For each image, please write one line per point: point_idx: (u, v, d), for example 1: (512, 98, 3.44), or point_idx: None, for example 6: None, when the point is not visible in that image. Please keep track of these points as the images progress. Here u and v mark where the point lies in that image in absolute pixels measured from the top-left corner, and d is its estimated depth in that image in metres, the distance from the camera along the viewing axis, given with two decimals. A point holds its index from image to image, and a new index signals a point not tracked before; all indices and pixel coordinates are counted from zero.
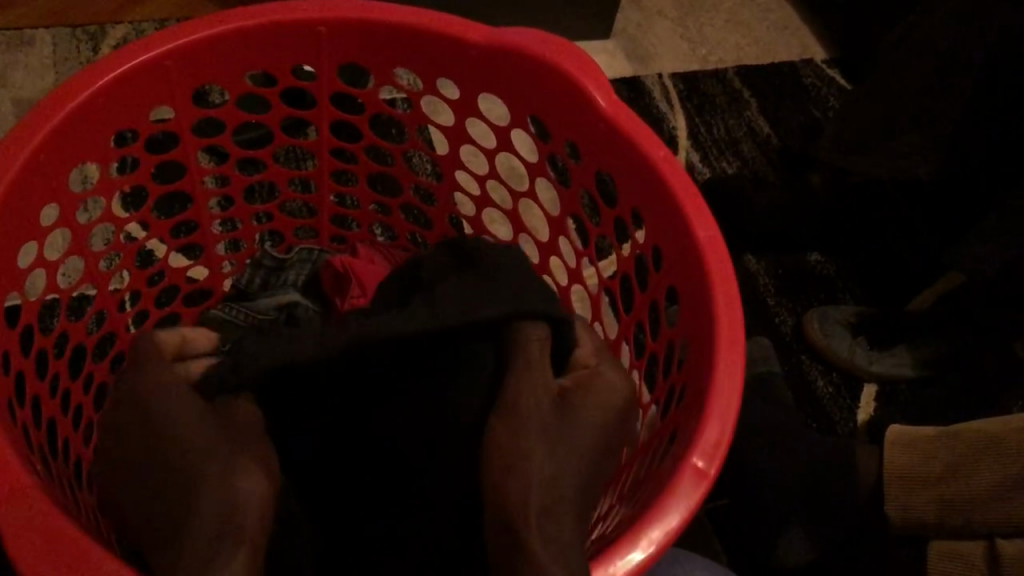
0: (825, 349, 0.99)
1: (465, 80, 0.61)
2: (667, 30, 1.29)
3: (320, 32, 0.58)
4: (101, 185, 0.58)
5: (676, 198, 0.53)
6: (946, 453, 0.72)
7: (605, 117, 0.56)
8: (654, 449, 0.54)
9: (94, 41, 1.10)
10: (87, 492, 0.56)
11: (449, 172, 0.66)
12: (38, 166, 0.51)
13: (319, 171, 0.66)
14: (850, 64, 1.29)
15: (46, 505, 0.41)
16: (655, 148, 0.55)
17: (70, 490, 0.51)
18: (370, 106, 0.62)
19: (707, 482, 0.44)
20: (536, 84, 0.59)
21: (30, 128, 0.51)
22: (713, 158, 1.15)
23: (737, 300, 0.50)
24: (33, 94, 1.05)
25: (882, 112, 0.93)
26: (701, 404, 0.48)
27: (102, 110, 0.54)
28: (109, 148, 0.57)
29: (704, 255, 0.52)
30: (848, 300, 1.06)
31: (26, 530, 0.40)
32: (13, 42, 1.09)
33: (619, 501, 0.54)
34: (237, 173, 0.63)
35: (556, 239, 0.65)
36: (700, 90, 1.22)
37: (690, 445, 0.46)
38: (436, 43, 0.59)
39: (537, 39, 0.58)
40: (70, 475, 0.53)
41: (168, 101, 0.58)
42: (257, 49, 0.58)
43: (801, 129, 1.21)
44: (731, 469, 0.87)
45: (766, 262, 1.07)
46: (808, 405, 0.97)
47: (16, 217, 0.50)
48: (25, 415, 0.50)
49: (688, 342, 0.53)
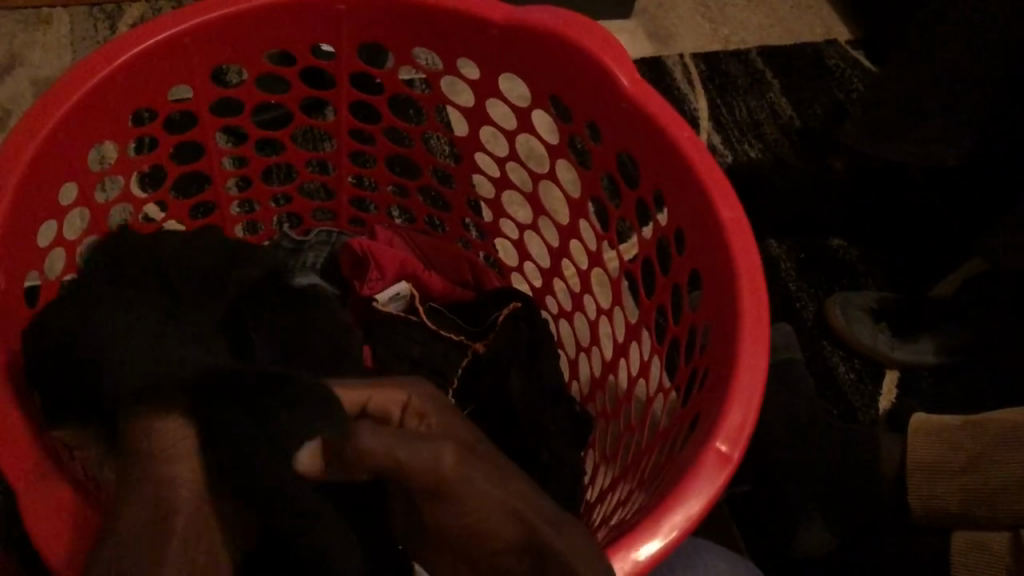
0: (848, 336, 0.98)
1: (486, 60, 0.60)
2: (689, 10, 1.27)
3: (339, 11, 0.57)
4: (119, 164, 0.57)
5: (700, 180, 0.52)
6: (971, 442, 0.70)
7: (627, 96, 0.55)
8: (674, 434, 0.54)
9: (111, 21, 1.10)
10: None
11: (468, 153, 0.65)
12: (55, 145, 0.51)
13: (337, 152, 0.65)
14: (875, 45, 1.27)
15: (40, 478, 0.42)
16: (678, 129, 0.54)
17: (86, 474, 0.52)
18: (389, 86, 0.61)
19: (731, 467, 0.44)
20: (557, 63, 0.58)
21: (48, 106, 0.50)
22: (735, 140, 1.14)
23: (761, 283, 0.49)
24: (51, 73, 1.04)
25: (908, 94, 0.91)
26: (724, 388, 0.47)
27: (120, 87, 0.54)
28: (126, 129, 0.56)
29: (728, 237, 0.51)
30: (869, 285, 1.05)
31: (32, 504, 0.42)
32: (32, 20, 1.08)
33: (639, 486, 0.54)
34: (256, 155, 0.63)
35: (577, 220, 0.63)
36: (722, 71, 1.20)
37: (712, 429, 0.45)
38: (457, 22, 0.58)
39: (558, 17, 0.56)
40: None
41: (186, 78, 0.57)
42: (276, 28, 0.57)
43: (824, 111, 1.19)
44: (750, 457, 0.87)
45: (789, 247, 1.06)
46: (829, 391, 0.96)
47: (33, 196, 0.50)
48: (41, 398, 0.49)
49: (710, 327, 0.52)
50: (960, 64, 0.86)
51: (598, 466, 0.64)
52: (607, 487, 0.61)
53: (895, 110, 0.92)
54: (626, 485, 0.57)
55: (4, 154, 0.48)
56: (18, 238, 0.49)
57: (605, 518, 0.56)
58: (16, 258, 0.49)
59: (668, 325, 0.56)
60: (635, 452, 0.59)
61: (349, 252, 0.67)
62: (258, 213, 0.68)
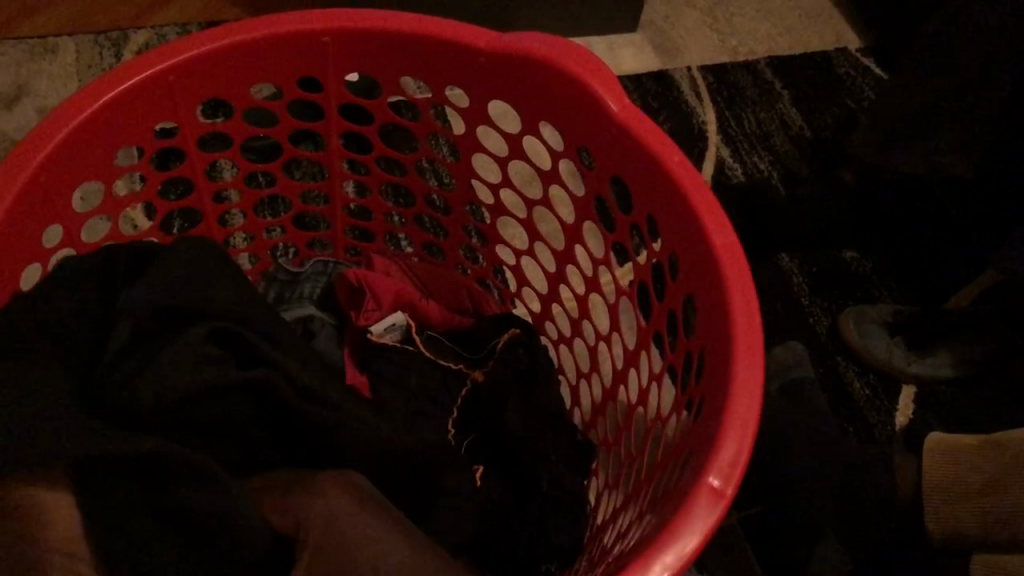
0: (861, 351, 0.96)
1: (476, 88, 0.59)
2: (696, 22, 1.26)
3: (325, 42, 0.57)
4: (107, 205, 0.56)
5: (691, 204, 0.51)
6: (993, 459, 0.68)
7: (616, 121, 0.54)
8: (672, 464, 0.52)
9: (116, 48, 1.11)
10: None
11: (461, 181, 0.64)
12: (39, 187, 0.50)
13: (329, 183, 0.64)
14: (886, 52, 1.25)
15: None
16: (669, 153, 0.52)
17: None
18: (379, 116, 0.60)
19: (725, 501, 0.42)
20: (546, 89, 0.57)
21: (29, 149, 0.49)
22: (744, 152, 1.12)
23: (755, 309, 0.48)
24: (57, 102, 1.05)
25: (916, 104, 0.89)
26: (718, 420, 0.45)
27: (106, 126, 0.53)
28: (114, 164, 0.55)
29: (722, 261, 0.49)
30: (884, 296, 1.03)
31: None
32: (38, 50, 1.09)
33: (640, 518, 0.52)
34: (246, 189, 0.62)
35: (571, 246, 0.62)
36: (731, 82, 1.19)
37: (705, 462, 0.43)
38: (445, 50, 0.57)
39: (545, 43, 0.55)
40: None
41: (173, 112, 0.56)
42: (262, 61, 0.56)
43: (834, 120, 1.17)
44: (763, 479, 0.85)
45: (800, 261, 1.04)
46: (844, 409, 0.94)
47: (14, 243, 0.49)
48: None
49: (705, 353, 0.51)
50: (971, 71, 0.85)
51: (601, 494, 0.62)
52: (609, 517, 0.60)
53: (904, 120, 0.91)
54: (627, 516, 0.56)
55: None
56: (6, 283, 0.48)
57: (605, 552, 0.55)
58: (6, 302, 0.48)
59: (664, 352, 0.54)
60: (636, 481, 0.58)
61: (344, 283, 0.66)
62: (252, 247, 0.67)
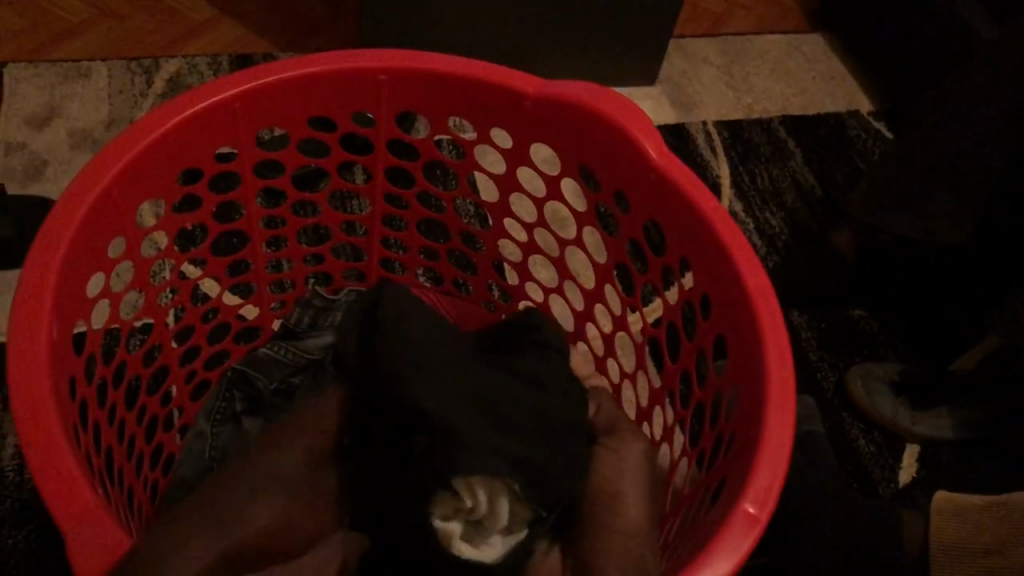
0: (868, 409, 0.98)
1: (519, 130, 0.61)
2: (713, 79, 1.29)
3: (380, 80, 0.59)
4: (165, 223, 0.58)
5: (728, 250, 0.53)
6: (998, 524, 0.69)
7: (655, 167, 0.56)
8: (699, 500, 0.53)
9: (148, 74, 1.13)
10: (133, 517, 0.55)
11: (498, 219, 0.67)
12: (109, 201, 0.52)
13: (372, 215, 0.66)
14: (897, 116, 1.28)
15: (70, 456, 0.43)
16: (705, 199, 0.54)
17: (124, 517, 0.51)
18: (424, 153, 0.62)
19: (759, 528, 0.43)
20: (588, 136, 0.59)
21: (103, 164, 0.51)
22: (757, 208, 1.15)
23: (788, 349, 0.49)
24: (88, 125, 1.06)
25: (917, 168, 0.93)
26: (750, 455, 0.47)
27: (166, 150, 0.55)
28: (172, 186, 0.57)
29: (754, 304, 0.51)
30: (890, 356, 1.05)
31: (48, 472, 0.42)
32: (71, 73, 1.11)
33: (664, 552, 0.53)
34: (294, 217, 0.63)
35: (602, 286, 0.64)
36: (745, 139, 1.21)
37: (739, 491, 0.44)
38: (493, 93, 0.59)
39: (589, 92, 0.58)
40: (124, 504, 0.53)
41: (232, 140, 0.58)
42: (317, 96, 0.59)
43: (845, 180, 1.20)
44: (770, 529, 0.85)
45: (810, 318, 1.06)
46: (849, 464, 0.96)
47: (82, 254, 0.51)
48: (85, 438, 0.49)
49: (737, 390, 0.52)
50: (968, 138, 0.88)
51: None
52: None
53: (905, 183, 0.94)
54: None
55: (63, 208, 0.49)
56: (72, 290, 0.50)
57: None
58: (69, 307, 0.50)
59: (693, 390, 0.55)
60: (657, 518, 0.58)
61: None
62: (290, 272, 0.68)
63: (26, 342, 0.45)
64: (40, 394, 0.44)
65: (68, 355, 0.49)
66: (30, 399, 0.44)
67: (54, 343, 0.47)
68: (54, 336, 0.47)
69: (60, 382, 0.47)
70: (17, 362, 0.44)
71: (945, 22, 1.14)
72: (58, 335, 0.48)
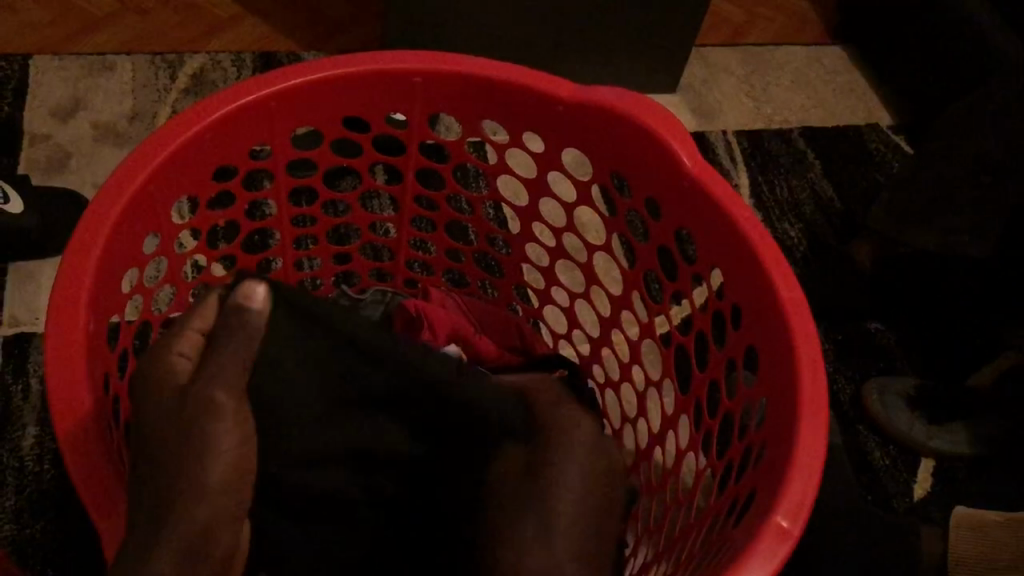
0: (883, 421, 0.98)
1: (553, 136, 0.61)
2: (733, 88, 1.29)
3: (415, 81, 0.59)
4: (198, 219, 0.58)
5: (761, 259, 0.53)
6: (1017, 539, 0.69)
7: (689, 176, 0.56)
8: (723, 514, 0.53)
9: (172, 69, 1.13)
10: None
11: (526, 223, 0.67)
12: (145, 197, 0.52)
13: (401, 215, 0.67)
14: (916, 130, 1.28)
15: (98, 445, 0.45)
16: (738, 208, 0.55)
17: None
18: (456, 155, 0.62)
19: (791, 541, 0.43)
20: (620, 143, 0.59)
21: (142, 158, 0.52)
22: (775, 219, 1.15)
23: (821, 359, 0.49)
24: (111, 119, 1.07)
25: (939, 182, 0.93)
26: (782, 470, 0.46)
27: (203, 148, 0.55)
28: (207, 183, 0.57)
29: (788, 315, 0.51)
30: (906, 370, 1.05)
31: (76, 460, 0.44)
32: (96, 67, 1.12)
33: (687, 562, 0.53)
34: (325, 215, 0.63)
35: (629, 293, 0.64)
36: (765, 149, 1.21)
37: (771, 505, 0.44)
38: (528, 98, 0.59)
39: (625, 99, 0.58)
40: None
41: (267, 137, 0.58)
42: (352, 95, 0.59)
43: (863, 192, 1.20)
44: None
45: (826, 328, 1.06)
46: (864, 477, 0.96)
47: (121, 249, 0.51)
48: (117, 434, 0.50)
49: (769, 402, 0.52)
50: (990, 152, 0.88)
51: (640, 541, 0.63)
52: (649, 562, 0.61)
53: (925, 197, 0.94)
54: (669, 563, 0.56)
55: (101, 203, 0.50)
56: (109, 284, 0.50)
57: None
58: (105, 301, 0.50)
59: (722, 399, 0.55)
60: (679, 528, 0.58)
61: (401, 313, 0.66)
62: (319, 271, 0.69)
63: (65, 335, 0.46)
64: (77, 391, 0.45)
65: (103, 350, 0.50)
66: (66, 393, 0.45)
67: (91, 339, 0.47)
68: (91, 331, 0.47)
69: (97, 377, 0.47)
70: (59, 360, 0.45)
71: (969, 36, 1.14)
72: (95, 330, 0.48)
